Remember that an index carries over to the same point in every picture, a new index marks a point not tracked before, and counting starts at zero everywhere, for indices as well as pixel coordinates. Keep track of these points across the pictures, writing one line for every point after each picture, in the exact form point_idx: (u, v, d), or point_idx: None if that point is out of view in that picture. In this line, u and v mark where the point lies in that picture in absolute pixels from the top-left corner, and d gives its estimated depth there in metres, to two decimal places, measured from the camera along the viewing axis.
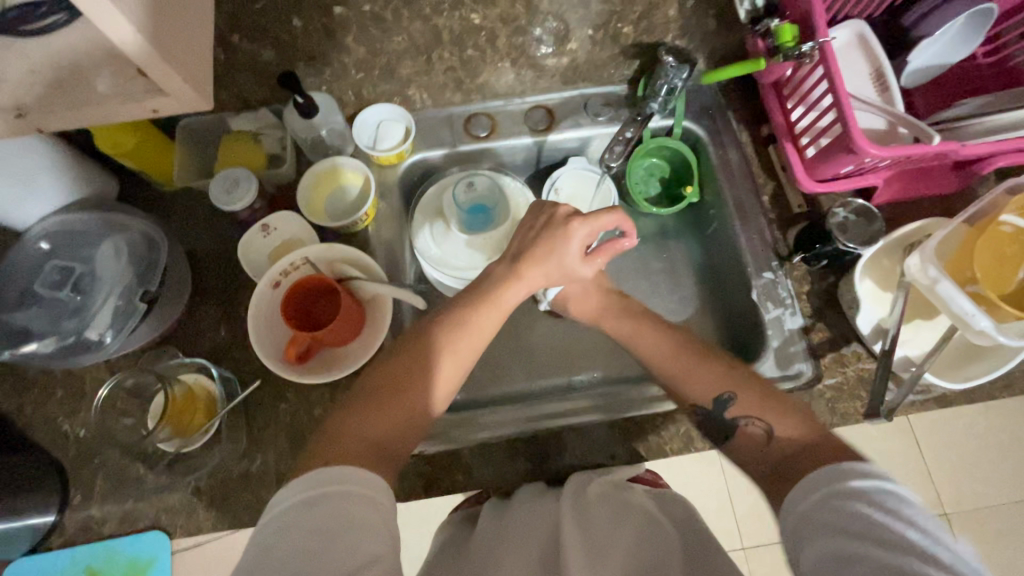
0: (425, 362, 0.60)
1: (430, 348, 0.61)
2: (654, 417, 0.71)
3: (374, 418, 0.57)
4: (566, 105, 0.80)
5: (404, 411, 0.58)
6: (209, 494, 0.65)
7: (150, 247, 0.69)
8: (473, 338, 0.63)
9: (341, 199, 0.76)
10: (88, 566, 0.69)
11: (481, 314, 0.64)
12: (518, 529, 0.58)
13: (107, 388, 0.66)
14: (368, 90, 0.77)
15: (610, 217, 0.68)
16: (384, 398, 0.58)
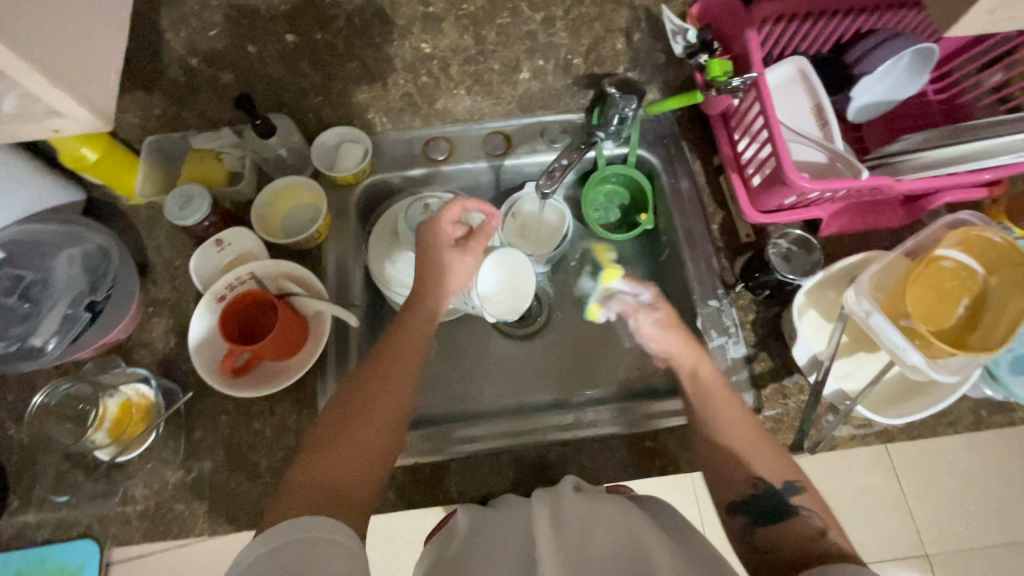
0: (372, 395, 0.59)
1: (374, 381, 0.60)
2: (593, 442, 0.70)
3: (330, 460, 0.55)
4: (523, 132, 0.85)
5: (358, 450, 0.56)
6: (143, 504, 0.66)
7: (102, 257, 0.71)
8: (410, 362, 0.62)
9: (297, 217, 0.79)
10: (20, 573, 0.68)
11: (415, 337, 0.63)
12: (493, 536, 0.55)
13: (42, 395, 0.68)
14: (328, 112, 0.79)
15: (459, 206, 0.68)
16: (334, 436, 0.56)
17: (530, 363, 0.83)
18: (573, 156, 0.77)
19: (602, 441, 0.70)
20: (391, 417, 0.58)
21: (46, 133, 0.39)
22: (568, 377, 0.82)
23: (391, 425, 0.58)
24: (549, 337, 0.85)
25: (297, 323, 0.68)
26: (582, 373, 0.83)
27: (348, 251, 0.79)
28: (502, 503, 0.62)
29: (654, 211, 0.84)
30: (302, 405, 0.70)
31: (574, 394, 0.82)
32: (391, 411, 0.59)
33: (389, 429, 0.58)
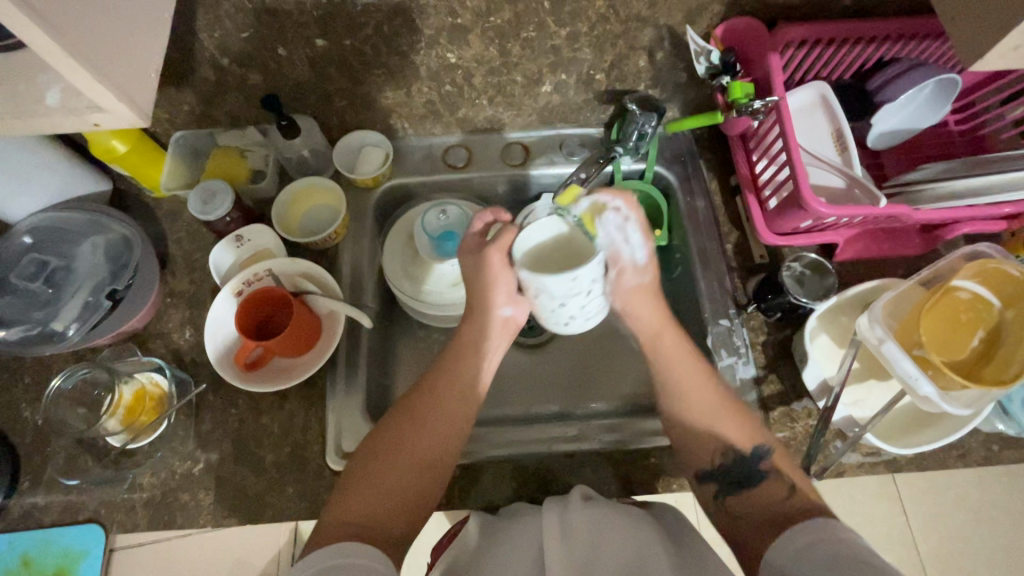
0: (405, 436, 0.59)
1: (411, 422, 0.61)
2: (598, 456, 0.70)
3: (374, 494, 0.56)
4: (541, 143, 0.87)
5: (390, 490, 0.57)
6: (150, 492, 0.67)
7: (126, 247, 0.73)
8: (451, 407, 0.62)
9: (315, 217, 0.80)
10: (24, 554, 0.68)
11: (461, 384, 0.64)
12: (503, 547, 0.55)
13: (60, 377, 0.69)
14: (351, 116, 0.81)
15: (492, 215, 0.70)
16: (367, 474, 0.57)
17: (537, 374, 0.83)
18: (592, 170, 0.77)
19: (607, 455, 0.70)
20: (428, 461, 0.59)
21: (86, 126, 0.40)
22: (574, 389, 0.83)
23: (427, 469, 0.59)
24: (557, 348, 0.85)
25: (311, 321, 0.69)
26: (588, 386, 0.83)
27: (363, 252, 0.81)
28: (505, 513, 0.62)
29: (669, 228, 0.85)
30: (311, 403, 0.71)
31: (580, 405, 0.82)
32: (428, 448, 0.59)
33: (423, 473, 0.58)
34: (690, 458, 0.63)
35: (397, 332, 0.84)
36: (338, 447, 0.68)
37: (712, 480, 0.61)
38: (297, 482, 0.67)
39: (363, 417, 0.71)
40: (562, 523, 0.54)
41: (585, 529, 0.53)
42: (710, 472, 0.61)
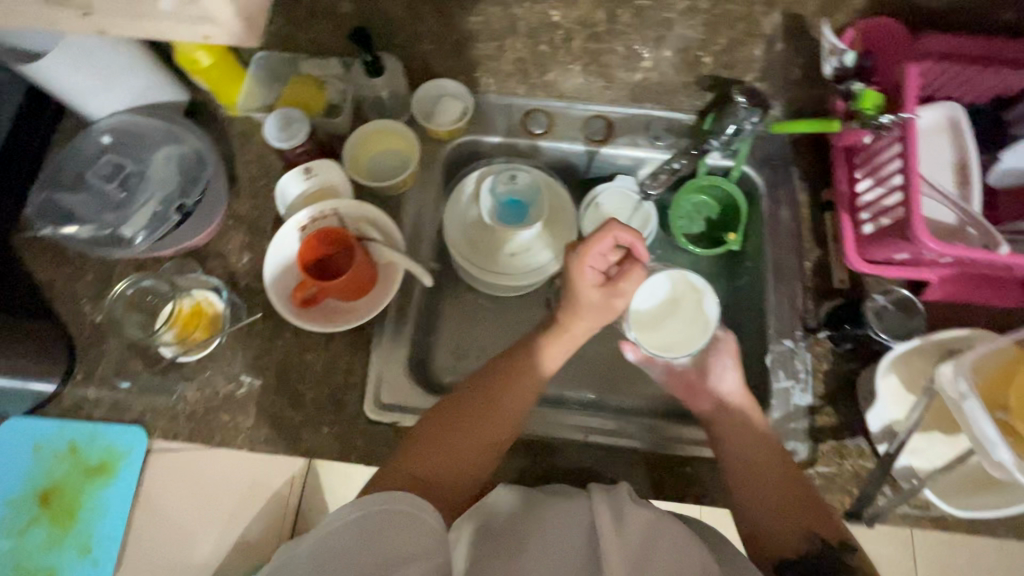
0: (477, 412, 0.60)
1: (484, 399, 0.61)
2: (634, 454, 0.68)
3: (436, 455, 0.58)
4: (628, 122, 0.80)
5: (455, 454, 0.58)
6: (192, 406, 0.68)
7: (198, 163, 0.73)
8: (522, 396, 0.63)
9: (384, 161, 0.78)
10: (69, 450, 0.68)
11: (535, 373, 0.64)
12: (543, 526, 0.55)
13: (127, 284, 0.71)
14: (436, 63, 0.78)
15: (609, 237, 0.65)
16: (435, 432, 0.59)
17: (579, 360, 0.81)
18: (687, 161, 0.77)
19: (642, 454, 0.68)
20: (494, 436, 0.60)
21: None
22: (615, 380, 0.81)
23: (492, 444, 0.60)
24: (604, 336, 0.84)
25: (368, 270, 0.68)
26: (629, 380, 0.81)
27: (426, 206, 0.79)
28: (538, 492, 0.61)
29: (744, 233, 0.81)
30: (355, 349, 0.70)
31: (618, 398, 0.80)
32: (501, 428, 0.61)
33: (484, 453, 0.60)
34: (773, 527, 0.59)
35: (446, 292, 0.83)
36: (377, 397, 0.69)
37: (794, 560, 0.58)
38: (334, 424, 0.68)
39: (405, 371, 0.71)
40: (616, 515, 0.53)
41: (638, 527, 0.52)
42: (789, 559, 0.58)
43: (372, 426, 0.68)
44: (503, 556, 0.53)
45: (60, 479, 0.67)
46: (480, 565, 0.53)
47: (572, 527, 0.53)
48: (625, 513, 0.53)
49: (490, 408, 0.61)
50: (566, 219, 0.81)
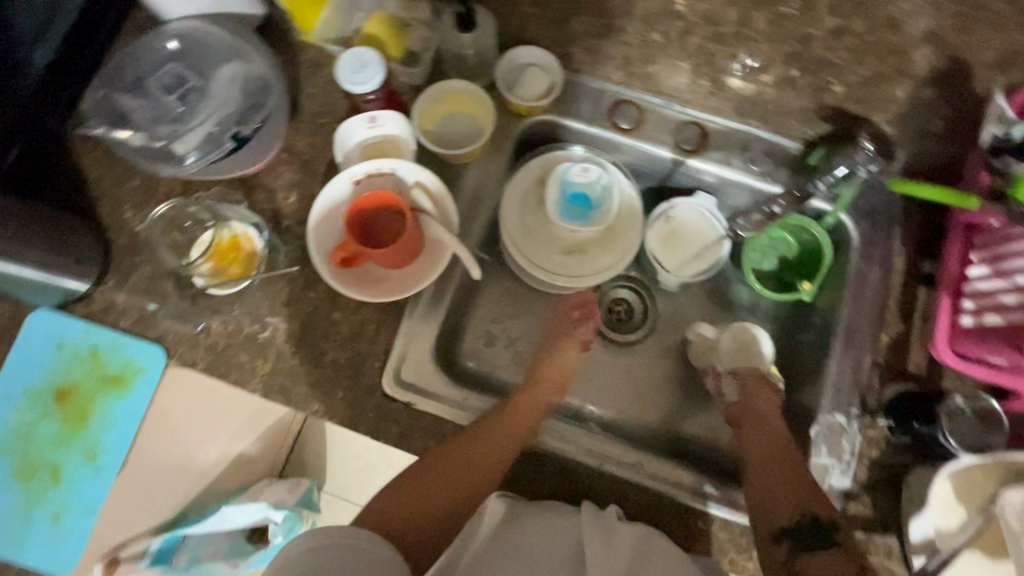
0: (452, 461, 0.62)
1: (442, 465, 0.61)
2: (646, 492, 0.66)
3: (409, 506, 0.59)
4: (725, 137, 0.73)
5: (423, 515, 0.59)
6: (214, 338, 0.67)
7: (263, 88, 0.68)
8: (487, 463, 0.62)
9: (454, 125, 0.73)
10: (90, 352, 0.68)
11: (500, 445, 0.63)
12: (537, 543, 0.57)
13: (167, 206, 0.69)
14: (533, 30, 0.73)
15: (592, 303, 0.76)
16: (397, 495, 0.60)
17: (608, 376, 0.80)
18: (786, 206, 0.72)
19: (651, 492, 0.66)
20: (455, 498, 0.61)
21: None
22: (639, 403, 0.79)
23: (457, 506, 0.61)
24: (636, 355, 0.81)
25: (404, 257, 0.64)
26: (653, 409, 0.78)
27: (488, 182, 0.73)
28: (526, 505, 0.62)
29: (819, 285, 0.74)
30: (385, 318, 0.68)
31: (635, 424, 0.78)
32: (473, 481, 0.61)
33: (447, 515, 0.60)
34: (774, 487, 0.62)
35: (488, 275, 0.79)
36: (397, 374, 0.67)
37: (790, 528, 0.60)
38: (349, 390, 0.66)
39: (430, 352, 0.68)
40: (607, 533, 0.57)
41: (628, 547, 0.56)
42: (787, 525, 0.60)
43: (386, 402, 0.66)
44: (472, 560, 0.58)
45: (76, 381, 0.67)
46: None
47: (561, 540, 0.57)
48: (617, 533, 0.57)
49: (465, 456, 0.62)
50: (632, 233, 0.75)
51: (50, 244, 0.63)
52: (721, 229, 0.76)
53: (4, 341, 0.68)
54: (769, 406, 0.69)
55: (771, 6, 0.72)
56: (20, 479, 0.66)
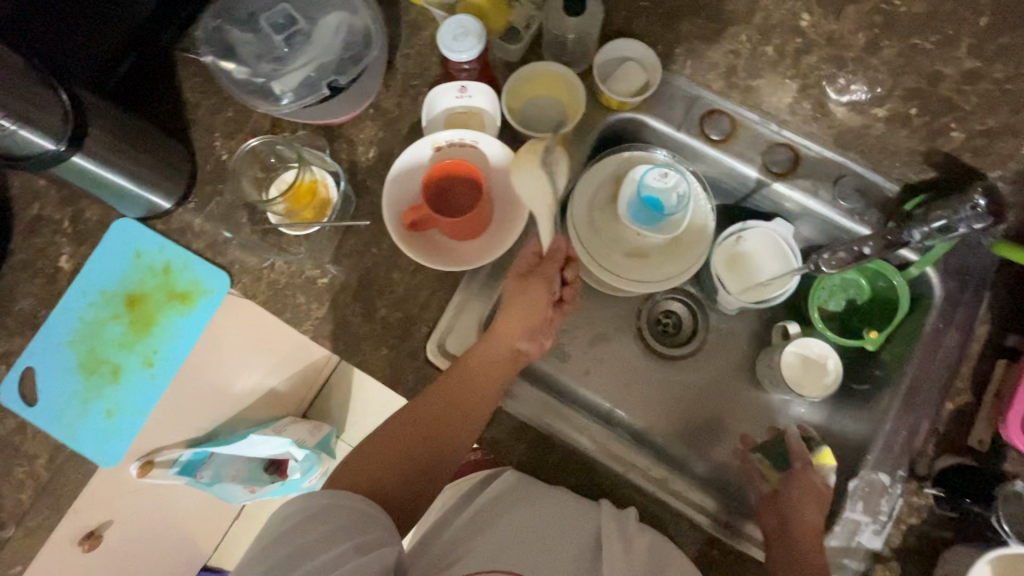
0: (428, 420, 0.60)
1: (406, 430, 0.59)
2: (671, 507, 0.66)
3: (385, 466, 0.57)
4: (818, 164, 0.70)
5: (403, 468, 0.57)
6: (275, 275, 0.70)
7: (364, 41, 0.68)
8: (463, 420, 0.60)
9: (541, 108, 0.72)
10: (163, 267, 0.71)
11: (470, 409, 0.61)
12: (553, 530, 0.60)
13: (258, 141, 0.71)
14: (639, 24, 0.71)
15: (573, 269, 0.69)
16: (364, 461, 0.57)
17: (645, 387, 0.79)
18: (876, 247, 0.64)
19: (677, 510, 0.66)
20: (428, 459, 0.59)
21: None
22: (667, 422, 0.77)
23: (430, 470, 0.59)
24: (677, 371, 0.80)
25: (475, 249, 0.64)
26: (680, 429, 0.77)
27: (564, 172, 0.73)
28: (536, 485, 0.64)
29: (887, 336, 0.71)
30: (439, 287, 0.69)
31: (663, 440, 0.77)
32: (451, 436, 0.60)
33: (428, 467, 0.58)
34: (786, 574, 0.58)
35: None
36: (442, 342, 0.68)
37: None
38: (394, 349, 0.67)
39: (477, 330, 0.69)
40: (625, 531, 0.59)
41: (644, 550, 0.58)
42: None
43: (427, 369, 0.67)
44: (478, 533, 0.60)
45: (147, 291, 0.71)
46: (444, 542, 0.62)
47: (578, 530, 0.60)
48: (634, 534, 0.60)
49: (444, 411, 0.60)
50: (697, 249, 0.73)
51: (146, 157, 0.66)
52: (794, 262, 0.73)
53: (88, 241, 0.73)
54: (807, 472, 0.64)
55: (905, 36, 0.68)
56: (82, 371, 0.69)
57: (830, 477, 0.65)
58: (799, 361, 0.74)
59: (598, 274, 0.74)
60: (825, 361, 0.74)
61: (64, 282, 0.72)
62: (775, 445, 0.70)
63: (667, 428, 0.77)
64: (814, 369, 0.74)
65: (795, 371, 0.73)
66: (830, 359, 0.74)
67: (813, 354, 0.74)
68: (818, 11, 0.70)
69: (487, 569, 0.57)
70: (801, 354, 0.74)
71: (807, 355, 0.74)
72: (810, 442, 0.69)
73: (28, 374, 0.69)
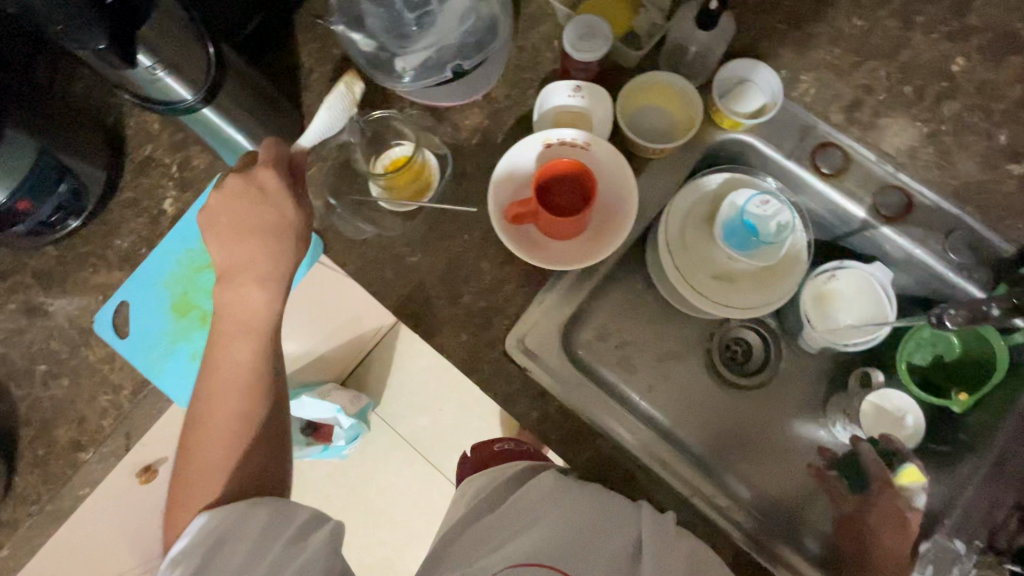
0: (211, 400, 0.56)
1: (194, 444, 0.55)
2: (718, 524, 0.68)
3: (207, 461, 0.54)
4: (930, 213, 0.68)
5: (234, 442, 0.55)
6: (365, 248, 0.71)
7: (489, 29, 0.68)
8: (242, 373, 0.56)
9: (653, 118, 0.71)
10: None
11: (238, 377, 0.56)
12: (595, 528, 0.53)
13: (378, 114, 0.72)
14: (768, 47, 0.70)
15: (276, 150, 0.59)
16: (191, 473, 0.54)
17: (708, 410, 0.76)
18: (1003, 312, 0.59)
19: (723, 528, 0.68)
20: (242, 437, 0.55)
21: None
22: (718, 450, 0.75)
23: (252, 445, 0.55)
24: (745, 399, 0.77)
25: (271, 211, 0.59)
26: (731, 456, 0.75)
27: (665, 185, 0.72)
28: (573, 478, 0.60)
29: (976, 401, 0.68)
30: (525, 283, 0.69)
31: (715, 468, 0.75)
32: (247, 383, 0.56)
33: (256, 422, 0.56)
34: None
35: (624, 271, 0.77)
36: (521, 337, 0.68)
37: None
38: (473, 337, 0.68)
39: (558, 330, 0.69)
40: (659, 539, 0.54)
41: (688, 555, 0.54)
42: None
43: (505, 361, 0.68)
44: (513, 528, 0.54)
45: None
46: (472, 534, 0.56)
47: (617, 526, 0.54)
48: (671, 541, 0.54)
49: (219, 380, 0.56)
50: (787, 281, 0.71)
51: (265, 116, 0.67)
52: (889, 314, 0.71)
53: (192, 188, 0.75)
54: (882, 519, 0.66)
55: None
56: (173, 311, 0.72)
57: (920, 497, 0.65)
58: (876, 411, 0.72)
59: (681, 290, 0.71)
60: (903, 412, 0.71)
61: (166, 225, 0.74)
62: (850, 465, 0.71)
63: (721, 457, 0.75)
64: (891, 419, 0.71)
65: (870, 422, 0.72)
66: (908, 414, 0.71)
67: (893, 405, 0.72)
68: (973, 57, 0.69)
69: (524, 562, 0.50)
70: (879, 402, 0.72)
71: (886, 406, 0.72)
72: (892, 458, 0.68)
73: (123, 307, 0.72)
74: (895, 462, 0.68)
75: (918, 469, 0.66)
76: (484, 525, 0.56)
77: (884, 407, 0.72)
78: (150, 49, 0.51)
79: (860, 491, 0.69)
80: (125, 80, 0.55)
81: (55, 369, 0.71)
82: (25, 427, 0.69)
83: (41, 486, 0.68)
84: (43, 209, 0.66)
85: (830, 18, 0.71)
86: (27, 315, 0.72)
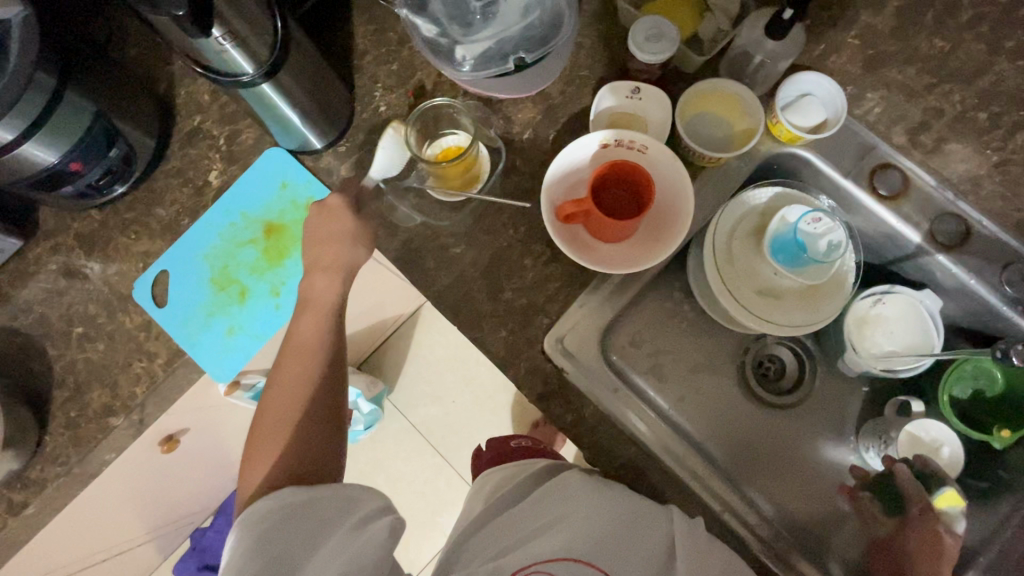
0: (285, 380, 0.59)
1: (267, 422, 0.57)
2: (749, 541, 0.67)
3: (278, 438, 0.56)
4: (988, 244, 0.67)
5: (304, 422, 0.57)
6: (409, 235, 0.70)
7: (553, 21, 0.67)
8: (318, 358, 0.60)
9: (710, 125, 0.70)
10: (293, 201, 0.73)
11: (316, 361, 0.60)
12: (631, 528, 0.52)
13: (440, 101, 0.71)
14: (834, 63, 0.69)
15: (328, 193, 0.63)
16: (260, 446, 0.56)
17: (740, 427, 0.75)
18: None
19: (754, 544, 0.67)
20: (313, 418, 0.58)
21: None
22: (746, 468, 0.73)
23: (319, 428, 0.58)
24: (777, 419, 0.76)
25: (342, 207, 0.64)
26: (761, 475, 0.73)
27: (715, 196, 0.71)
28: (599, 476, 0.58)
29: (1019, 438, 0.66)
30: (568, 283, 0.69)
31: (747, 489, 0.72)
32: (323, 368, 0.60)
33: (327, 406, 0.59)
34: None
35: (664, 278, 0.76)
36: (560, 338, 0.67)
37: None
38: (511, 334, 0.68)
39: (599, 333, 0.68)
40: (699, 547, 0.53)
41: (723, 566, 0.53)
42: None
43: (543, 360, 0.67)
44: (541, 522, 0.53)
45: (285, 223, 0.73)
46: (493, 527, 0.55)
47: (651, 526, 0.53)
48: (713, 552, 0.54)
49: (296, 362, 0.60)
50: (835, 300, 0.69)
51: (320, 95, 0.67)
52: (935, 344, 0.69)
53: (238, 162, 0.75)
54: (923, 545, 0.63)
55: None
56: (211, 285, 0.72)
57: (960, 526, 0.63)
58: (914, 439, 0.70)
59: (725, 303, 0.69)
60: (939, 442, 0.70)
61: (210, 198, 0.74)
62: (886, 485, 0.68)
63: (753, 477, 0.72)
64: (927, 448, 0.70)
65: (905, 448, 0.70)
66: (943, 445, 0.70)
67: (930, 434, 0.70)
68: None
69: (563, 557, 0.50)
70: (918, 430, 0.70)
71: (923, 434, 0.70)
72: (929, 483, 0.66)
73: (162, 276, 0.72)
74: (932, 486, 0.66)
75: (956, 494, 0.64)
76: (514, 513, 0.55)
77: (921, 435, 0.70)
78: (222, 22, 0.51)
79: (897, 514, 0.67)
80: (192, 50, 0.55)
81: (92, 332, 0.71)
82: (58, 388, 0.69)
83: (71, 448, 0.68)
84: (92, 173, 0.65)
85: (900, 37, 0.69)
86: (66, 277, 0.72)
